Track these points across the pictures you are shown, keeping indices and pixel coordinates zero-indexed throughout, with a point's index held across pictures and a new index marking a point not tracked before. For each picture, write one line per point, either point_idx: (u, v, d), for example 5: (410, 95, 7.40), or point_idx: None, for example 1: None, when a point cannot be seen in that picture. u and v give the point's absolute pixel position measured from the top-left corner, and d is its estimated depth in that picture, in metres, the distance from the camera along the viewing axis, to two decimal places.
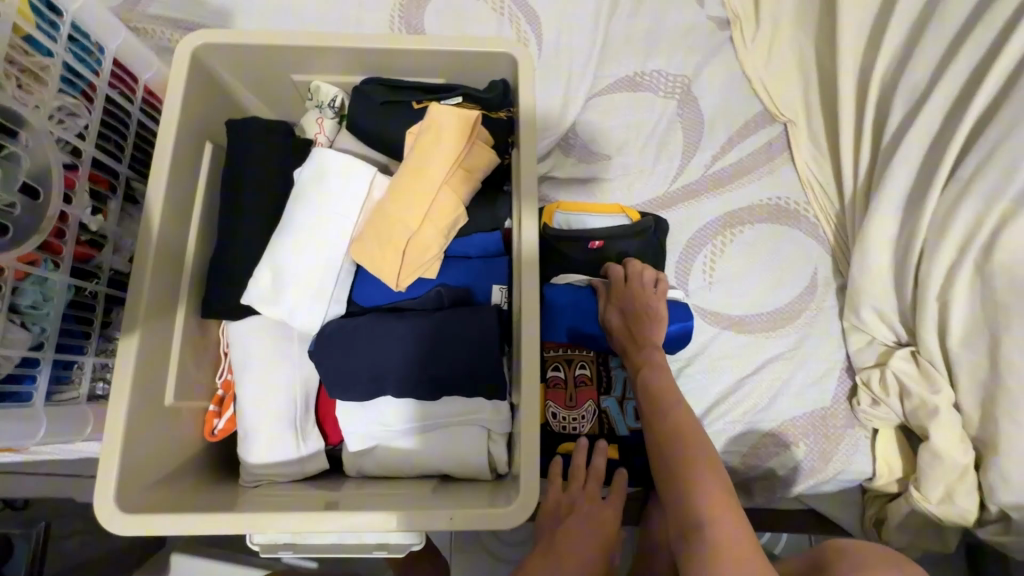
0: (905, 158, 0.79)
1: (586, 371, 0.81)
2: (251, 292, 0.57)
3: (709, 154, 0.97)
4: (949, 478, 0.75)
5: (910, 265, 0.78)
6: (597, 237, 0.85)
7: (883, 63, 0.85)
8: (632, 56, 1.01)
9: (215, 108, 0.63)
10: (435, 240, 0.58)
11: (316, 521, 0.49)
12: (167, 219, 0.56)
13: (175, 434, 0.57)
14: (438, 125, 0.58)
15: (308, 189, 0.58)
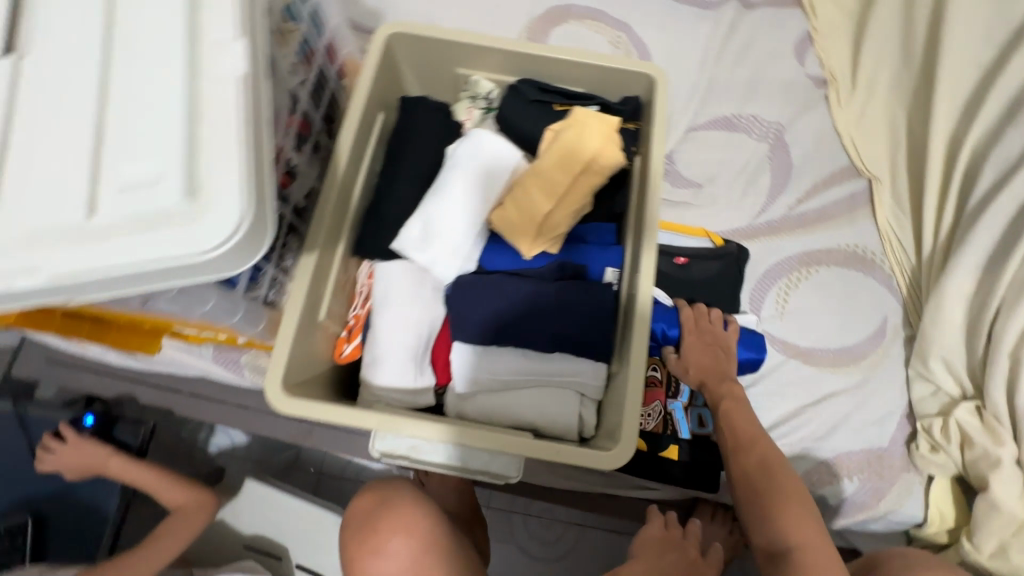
0: (989, 222, 0.85)
1: (656, 374, 0.90)
2: (403, 237, 0.66)
3: (793, 196, 1.04)
4: (1004, 532, 0.77)
5: (985, 322, 0.83)
6: (681, 253, 0.95)
7: (975, 135, 0.91)
8: (731, 100, 1.10)
9: (391, 87, 0.75)
10: (564, 220, 0.67)
11: (445, 431, 0.58)
12: (348, 168, 0.67)
13: (317, 348, 0.66)
14: (584, 124, 0.68)
15: (464, 160, 0.68)
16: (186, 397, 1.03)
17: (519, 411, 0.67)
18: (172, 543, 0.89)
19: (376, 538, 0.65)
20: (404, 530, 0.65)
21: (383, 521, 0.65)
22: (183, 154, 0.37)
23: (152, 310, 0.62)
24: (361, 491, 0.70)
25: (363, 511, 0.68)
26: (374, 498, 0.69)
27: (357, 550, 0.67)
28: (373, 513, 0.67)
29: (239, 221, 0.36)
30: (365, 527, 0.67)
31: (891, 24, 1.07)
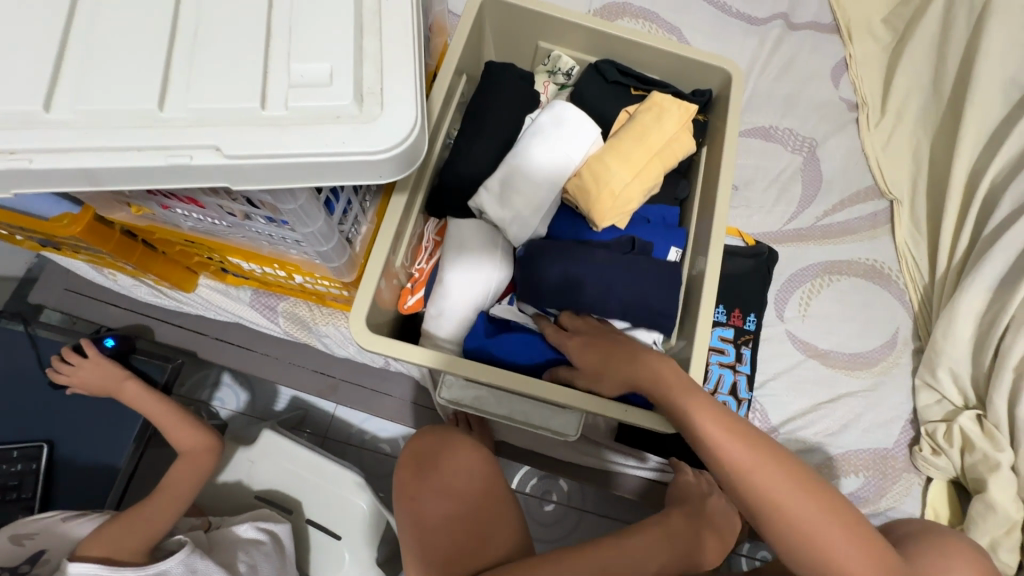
0: (1004, 247, 0.91)
1: None
2: (482, 195, 0.69)
3: (821, 208, 1.10)
4: (996, 532, 0.83)
5: (994, 338, 0.89)
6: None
7: (996, 168, 0.99)
8: (770, 112, 1.16)
9: (476, 50, 0.77)
10: (637, 194, 0.70)
11: (518, 382, 0.60)
12: (435, 121, 0.69)
13: (386, 292, 0.68)
14: (663, 108, 0.71)
15: (546, 128, 0.71)
16: (213, 341, 1.02)
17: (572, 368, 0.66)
18: (175, 484, 0.84)
19: (437, 470, 0.70)
20: (464, 469, 0.69)
21: (447, 458, 0.70)
22: (354, 61, 0.39)
23: (233, 235, 0.63)
24: (428, 429, 0.75)
25: (426, 447, 0.73)
26: (438, 438, 0.73)
27: (412, 486, 0.70)
28: (437, 450, 0.72)
29: (406, 135, 0.38)
30: (427, 460, 0.71)
31: (924, 57, 1.14)
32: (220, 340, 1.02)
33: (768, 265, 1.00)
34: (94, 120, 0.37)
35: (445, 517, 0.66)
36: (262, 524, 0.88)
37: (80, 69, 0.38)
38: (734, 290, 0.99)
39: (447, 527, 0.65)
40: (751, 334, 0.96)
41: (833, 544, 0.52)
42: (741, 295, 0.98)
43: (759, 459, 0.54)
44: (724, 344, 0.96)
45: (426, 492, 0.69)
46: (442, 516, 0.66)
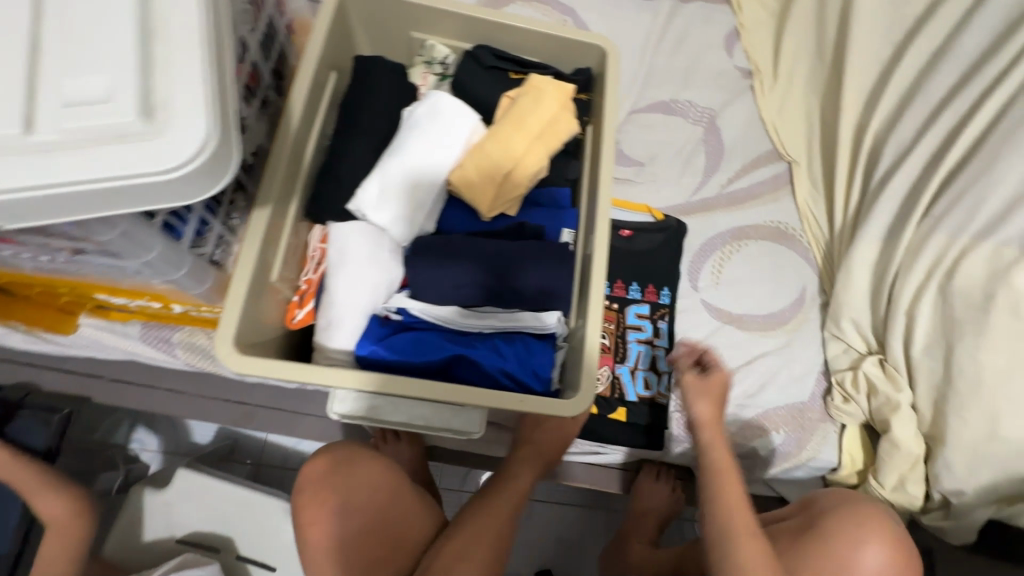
0: (888, 197, 0.96)
1: (605, 340, 0.95)
2: (360, 197, 0.66)
3: (725, 176, 1.12)
4: (903, 468, 0.88)
5: (886, 285, 0.93)
6: (626, 227, 1.02)
7: (876, 122, 1.03)
8: (669, 86, 1.17)
9: (343, 45, 0.73)
10: (523, 180, 0.69)
11: (406, 387, 0.57)
12: (300, 122, 0.64)
13: (267, 311, 0.63)
14: (540, 90, 0.70)
15: (421, 121, 0.68)
16: (108, 382, 0.94)
17: (469, 359, 0.62)
18: (46, 563, 0.81)
19: (339, 495, 0.68)
20: (370, 486, 0.69)
21: (348, 482, 0.68)
22: (136, 70, 0.35)
23: (80, 271, 0.57)
24: (320, 451, 0.71)
25: (322, 472, 0.69)
26: (334, 459, 0.70)
27: (308, 515, 0.68)
28: (334, 474, 0.69)
29: (198, 148, 0.35)
30: (327, 486, 0.68)
31: (806, 20, 1.17)
32: (115, 380, 0.94)
33: (676, 236, 1.03)
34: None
35: (358, 538, 0.67)
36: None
37: None
38: (645, 266, 1.01)
39: (360, 548, 0.67)
40: (666, 307, 0.99)
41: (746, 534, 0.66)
42: (650, 271, 1.01)
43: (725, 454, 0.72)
44: (641, 320, 0.97)
45: (331, 520, 0.67)
46: (354, 539, 0.67)
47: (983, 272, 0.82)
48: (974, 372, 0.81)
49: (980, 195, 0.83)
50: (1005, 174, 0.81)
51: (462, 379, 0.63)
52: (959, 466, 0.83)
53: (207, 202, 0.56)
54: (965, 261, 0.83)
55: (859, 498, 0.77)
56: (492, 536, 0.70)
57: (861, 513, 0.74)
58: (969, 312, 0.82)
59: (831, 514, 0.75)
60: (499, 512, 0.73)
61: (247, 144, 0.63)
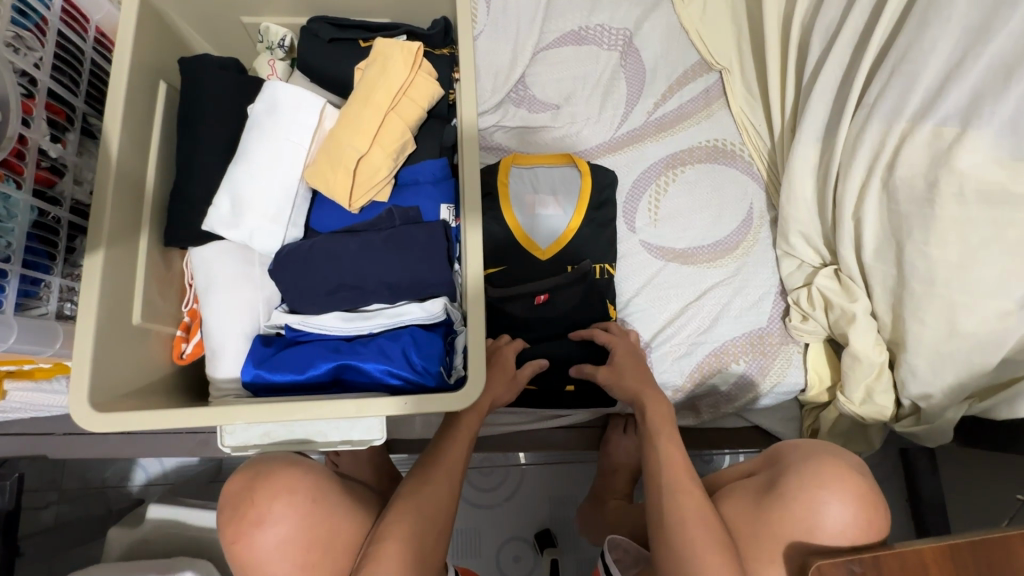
0: (823, 90, 0.86)
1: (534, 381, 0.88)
2: (211, 217, 0.61)
3: (650, 102, 1.03)
4: (868, 379, 0.83)
5: (830, 189, 0.85)
6: (540, 292, 0.87)
7: (803, 6, 0.92)
8: (576, 12, 1.06)
9: (168, 48, 0.66)
10: (383, 161, 0.62)
11: (283, 412, 0.54)
12: (125, 147, 0.59)
13: (143, 354, 0.60)
14: (384, 56, 0.62)
15: (261, 121, 0.62)
16: (60, 437, 0.94)
17: (355, 365, 0.59)
18: None
19: (256, 508, 0.60)
20: (286, 490, 0.61)
21: (262, 490, 0.60)
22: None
23: None
24: (238, 467, 0.64)
25: (239, 489, 0.62)
26: (249, 473, 0.63)
27: (236, 537, 0.60)
28: (250, 486, 0.62)
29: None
30: (241, 502, 0.61)
31: None
32: (63, 434, 0.94)
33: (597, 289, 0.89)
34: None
35: (285, 546, 0.59)
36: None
37: None
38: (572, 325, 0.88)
39: (290, 556, 0.59)
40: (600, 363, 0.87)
41: (680, 471, 0.67)
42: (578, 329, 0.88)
43: (639, 378, 0.81)
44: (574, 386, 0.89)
45: (253, 536, 0.59)
46: (281, 549, 0.59)
47: (924, 158, 0.73)
48: (927, 269, 0.74)
49: (912, 72, 0.74)
50: (937, 42, 0.72)
51: (354, 386, 0.59)
52: (923, 369, 0.78)
53: (30, 259, 0.53)
54: (904, 150, 0.75)
55: (818, 445, 0.65)
56: (433, 513, 0.63)
57: (827, 470, 0.59)
58: (914, 206, 0.75)
59: (798, 467, 0.61)
60: (441, 482, 0.66)
61: (74, 183, 0.59)
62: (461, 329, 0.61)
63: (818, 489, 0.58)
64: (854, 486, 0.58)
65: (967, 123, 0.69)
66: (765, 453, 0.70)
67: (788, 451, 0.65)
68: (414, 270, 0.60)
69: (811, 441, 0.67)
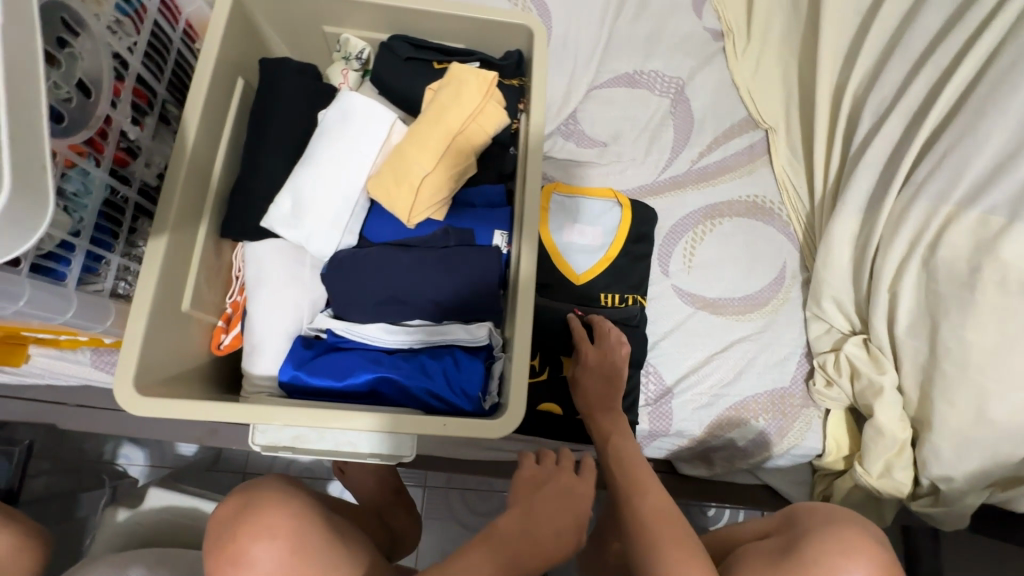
0: (871, 162, 0.87)
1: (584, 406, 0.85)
2: (271, 215, 0.62)
3: (696, 150, 1.05)
4: (889, 454, 0.82)
5: (868, 259, 0.86)
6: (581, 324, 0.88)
7: (857, 78, 0.94)
8: (632, 56, 1.09)
9: (250, 46, 0.68)
10: (446, 182, 0.63)
11: (321, 419, 0.54)
12: (200, 138, 0.60)
13: (184, 341, 0.61)
14: (460, 80, 0.64)
15: (334, 127, 0.63)
16: (72, 408, 0.93)
17: (394, 379, 0.59)
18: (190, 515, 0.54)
19: (236, 547, 0.51)
20: (266, 532, 0.51)
21: (246, 528, 0.51)
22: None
23: None
24: (230, 492, 0.55)
25: (227, 518, 0.53)
26: (240, 500, 0.54)
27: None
28: (235, 518, 0.53)
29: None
30: (224, 537, 0.52)
31: None
32: (74, 406, 0.93)
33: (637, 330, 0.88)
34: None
35: None
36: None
37: None
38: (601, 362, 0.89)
39: None
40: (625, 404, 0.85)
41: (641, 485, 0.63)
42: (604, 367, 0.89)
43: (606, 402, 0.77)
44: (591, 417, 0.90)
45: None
46: None
47: (968, 243, 0.74)
48: (960, 352, 0.74)
49: (964, 157, 0.75)
50: (991, 132, 0.74)
51: (390, 400, 0.59)
52: (946, 451, 0.77)
53: (96, 236, 0.54)
54: (948, 232, 0.76)
55: (830, 509, 0.65)
56: None
57: (854, 545, 0.58)
58: (954, 288, 0.75)
59: (816, 534, 0.60)
60: None
61: (145, 165, 0.60)
62: (501, 355, 0.61)
63: (843, 560, 0.57)
64: (877, 560, 0.58)
65: (1015, 215, 0.70)
66: (777, 516, 0.69)
67: (804, 520, 0.64)
68: (463, 294, 0.61)
69: (826, 508, 0.66)
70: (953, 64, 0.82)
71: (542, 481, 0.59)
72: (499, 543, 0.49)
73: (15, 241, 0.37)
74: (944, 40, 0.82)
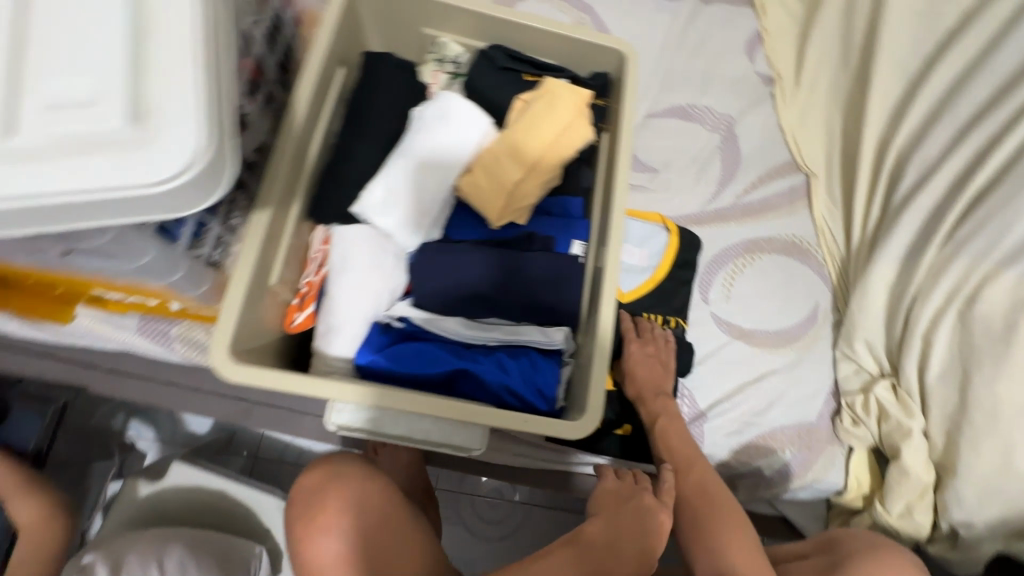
0: (912, 216, 0.93)
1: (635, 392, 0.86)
2: (364, 202, 0.63)
3: (741, 186, 1.09)
4: (910, 495, 0.85)
5: (903, 307, 0.91)
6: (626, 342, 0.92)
7: (902, 137, 1.00)
8: (687, 90, 1.13)
9: (351, 37, 0.70)
10: (533, 189, 0.66)
11: (406, 404, 0.56)
12: (305, 118, 0.62)
13: (262, 314, 0.61)
14: (556, 94, 0.67)
15: (431, 123, 0.65)
16: (104, 373, 0.92)
17: (472, 373, 0.60)
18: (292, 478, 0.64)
19: (325, 508, 0.61)
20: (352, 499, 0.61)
21: (334, 494, 0.62)
22: (135, 66, 0.34)
23: (69, 269, 0.56)
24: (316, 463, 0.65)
25: (314, 485, 0.64)
26: (327, 471, 0.64)
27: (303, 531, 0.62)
28: (323, 486, 0.63)
29: (183, 169, 0.33)
30: (314, 499, 0.62)
31: (830, 27, 1.12)
32: (106, 372, 0.92)
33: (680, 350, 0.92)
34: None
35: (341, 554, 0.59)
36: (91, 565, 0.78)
37: None
38: None
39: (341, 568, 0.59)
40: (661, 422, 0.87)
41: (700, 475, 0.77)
42: None
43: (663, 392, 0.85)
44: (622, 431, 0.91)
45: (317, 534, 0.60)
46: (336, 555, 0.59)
47: (1005, 301, 0.82)
48: (991, 405, 0.80)
49: (1004, 224, 0.84)
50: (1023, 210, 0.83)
51: (465, 393, 0.61)
52: (969, 496, 0.81)
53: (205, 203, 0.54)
54: (987, 290, 0.83)
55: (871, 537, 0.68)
56: None
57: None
58: (989, 342, 0.81)
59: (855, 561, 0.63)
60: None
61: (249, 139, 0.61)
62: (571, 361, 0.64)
63: None
64: None
65: None
66: (819, 537, 0.72)
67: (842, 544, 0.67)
68: (543, 296, 0.64)
69: (869, 534, 0.69)
70: (991, 141, 0.91)
71: (626, 496, 0.62)
72: (583, 548, 0.57)
73: (193, 199, 0.35)
74: (982, 121, 0.92)
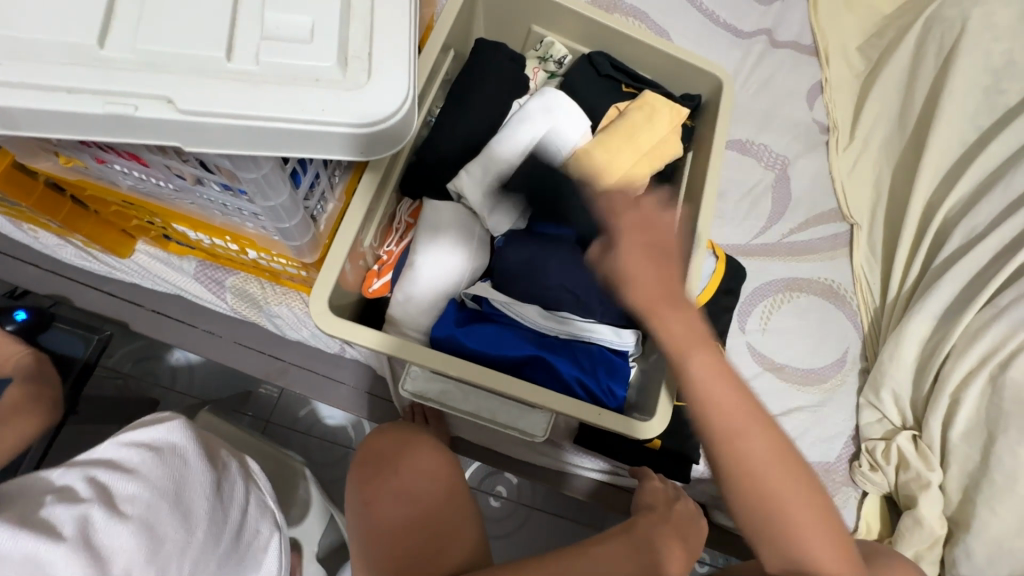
0: (953, 278, 0.97)
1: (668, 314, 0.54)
2: (461, 179, 0.66)
3: (788, 225, 1.12)
4: (921, 545, 0.88)
5: (934, 363, 0.94)
6: None
7: (950, 203, 1.04)
8: (748, 126, 1.16)
9: (464, 22, 0.73)
10: (621, 195, 0.68)
11: (485, 378, 0.57)
12: None
13: (348, 273, 0.62)
14: (655, 109, 0.70)
15: (535, 117, 0.68)
16: (146, 312, 0.92)
17: (546, 362, 0.62)
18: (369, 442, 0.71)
19: (398, 472, 0.67)
20: (422, 467, 0.68)
21: (408, 460, 0.68)
22: (357, 33, 0.42)
23: (180, 200, 0.58)
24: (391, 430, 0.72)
25: (387, 450, 0.70)
26: (400, 439, 0.71)
27: (373, 490, 0.67)
28: (397, 451, 0.70)
29: (401, 102, 0.41)
30: (387, 461, 0.69)
31: (893, 87, 1.16)
32: (148, 311, 0.91)
33: None
34: (36, 96, 0.37)
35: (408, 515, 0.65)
36: (131, 439, 0.55)
37: (130, 21, 0.39)
38: None
39: (406, 527, 0.64)
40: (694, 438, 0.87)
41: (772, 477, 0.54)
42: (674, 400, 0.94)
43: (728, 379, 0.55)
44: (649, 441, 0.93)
45: (388, 493, 0.66)
46: (404, 514, 0.65)
47: None
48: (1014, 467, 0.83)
49: None
50: None
51: (536, 380, 0.62)
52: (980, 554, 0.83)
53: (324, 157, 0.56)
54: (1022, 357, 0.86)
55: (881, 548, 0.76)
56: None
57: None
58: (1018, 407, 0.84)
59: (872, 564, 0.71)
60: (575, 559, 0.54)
61: None
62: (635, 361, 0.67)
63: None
64: None
65: None
66: None
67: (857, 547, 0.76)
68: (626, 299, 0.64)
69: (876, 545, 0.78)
70: None
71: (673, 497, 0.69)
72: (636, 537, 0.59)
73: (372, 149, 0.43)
74: None
